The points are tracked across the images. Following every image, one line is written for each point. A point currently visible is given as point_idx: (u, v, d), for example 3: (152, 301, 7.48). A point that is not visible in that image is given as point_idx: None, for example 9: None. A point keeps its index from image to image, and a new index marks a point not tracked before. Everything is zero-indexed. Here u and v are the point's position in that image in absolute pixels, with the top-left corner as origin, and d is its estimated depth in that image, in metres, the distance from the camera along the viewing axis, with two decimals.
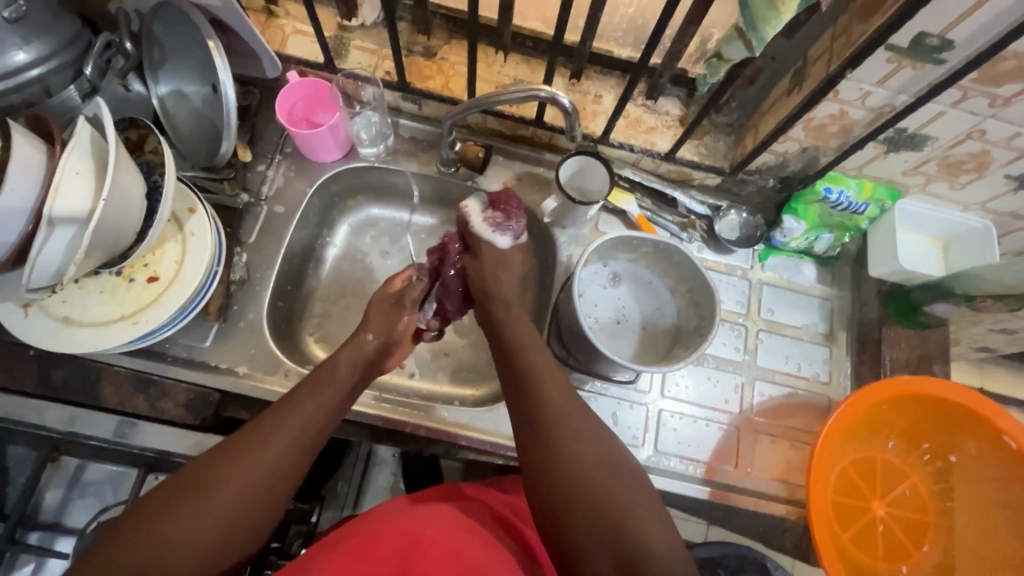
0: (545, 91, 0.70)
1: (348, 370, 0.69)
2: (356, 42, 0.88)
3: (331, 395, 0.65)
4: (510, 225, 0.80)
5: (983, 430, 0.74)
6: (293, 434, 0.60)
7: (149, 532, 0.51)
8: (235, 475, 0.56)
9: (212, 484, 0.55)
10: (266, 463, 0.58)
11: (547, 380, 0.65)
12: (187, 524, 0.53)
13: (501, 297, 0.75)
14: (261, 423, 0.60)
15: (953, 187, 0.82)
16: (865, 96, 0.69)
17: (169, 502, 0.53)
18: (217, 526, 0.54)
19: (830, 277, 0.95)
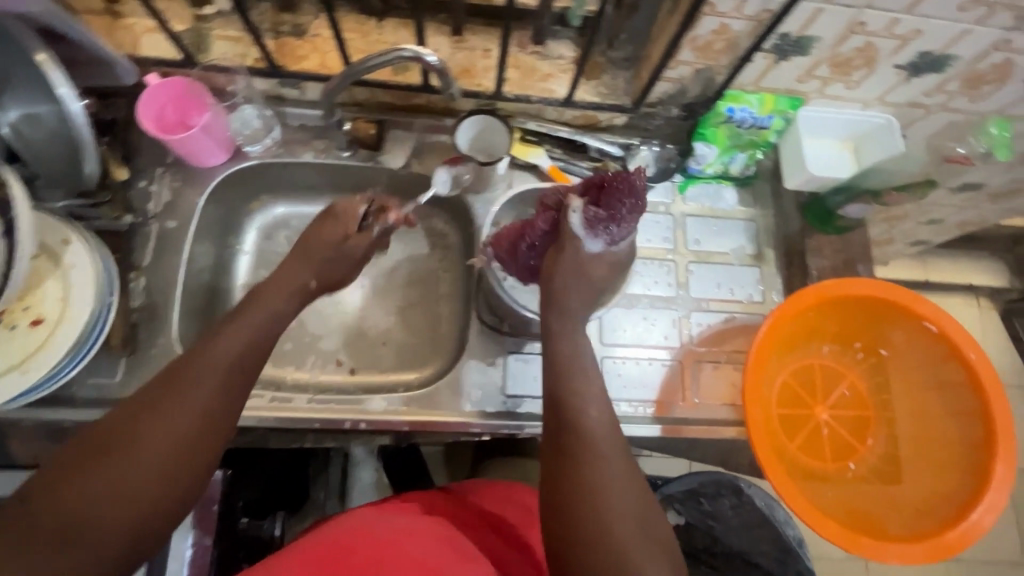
0: (408, 51, 0.66)
1: (269, 297, 0.64)
2: (217, 31, 0.81)
3: (258, 329, 0.60)
4: (609, 231, 0.64)
5: (907, 318, 0.76)
6: (225, 366, 0.56)
7: (64, 495, 0.47)
8: (160, 428, 0.51)
9: (132, 437, 0.50)
10: (195, 411, 0.53)
11: (590, 400, 0.61)
12: (116, 476, 0.48)
13: (569, 311, 0.66)
14: (183, 367, 0.55)
15: (849, 87, 0.81)
16: (741, 5, 0.67)
17: (87, 464, 0.49)
18: (144, 483, 0.49)
19: (751, 197, 0.95)
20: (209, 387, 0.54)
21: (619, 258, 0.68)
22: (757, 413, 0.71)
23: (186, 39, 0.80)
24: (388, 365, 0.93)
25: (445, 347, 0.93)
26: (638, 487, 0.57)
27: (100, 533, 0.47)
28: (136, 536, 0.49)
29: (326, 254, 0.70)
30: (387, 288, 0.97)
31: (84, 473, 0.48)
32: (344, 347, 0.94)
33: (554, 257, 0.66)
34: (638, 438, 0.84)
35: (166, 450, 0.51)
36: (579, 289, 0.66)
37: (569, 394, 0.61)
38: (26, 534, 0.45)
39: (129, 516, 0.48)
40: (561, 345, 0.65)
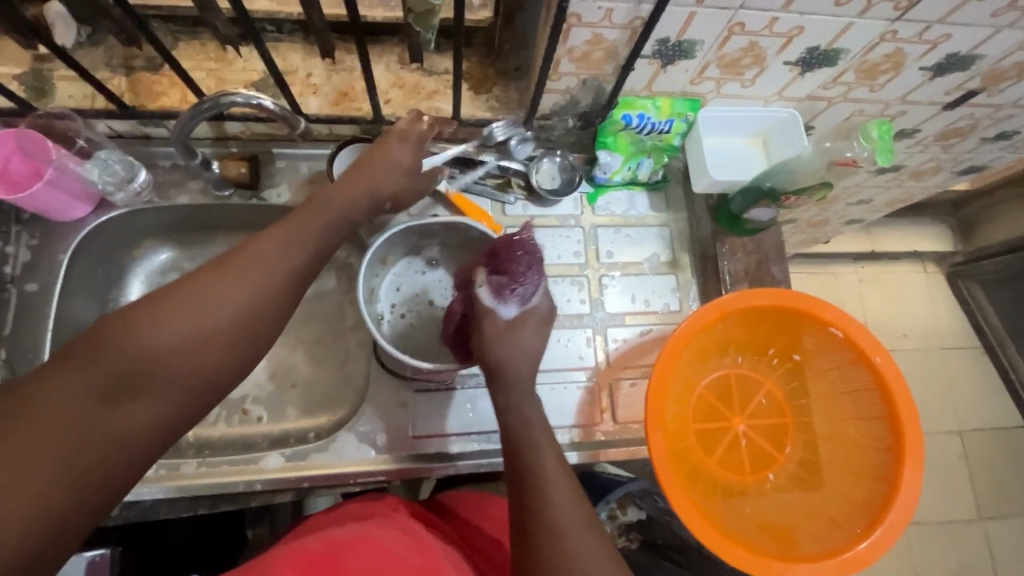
0: (240, 96, 0.62)
1: (349, 196, 0.62)
2: (60, 71, 0.74)
3: (333, 219, 0.60)
4: (517, 291, 0.66)
5: (815, 326, 0.74)
6: (293, 254, 0.55)
7: (126, 345, 0.46)
8: (227, 293, 0.50)
9: (203, 297, 0.49)
10: (266, 284, 0.52)
11: (552, 465, 0.57)
12: (178, 336, 0.47)
13: (517, 378, 0.64)
14: (258, 241, 0.54)
15: (745, 85, 0.78)
16: (609, 14, 0.62)
17: (157, 313, 0.48)
18: (203, 345, 0.48)
19: (663, 201, 0.92)
20: (282, 266, 0.54)
21: (547, 310, 0.68)
22: (661, 438, 0.67)
23: (26, 83, 0.73)
24: (298, 409, 0.88)
25: (355, 385, 0.89)
26: (613, 560, 0.53)
27: (162, 387, 0.47)
28: (187, 402, 0.48)
29: (385, 173, 0.65)
30: (292, 327, 0.92)
31: (151, 322, 0.47)
32: (250, 394, 0.88)
33: (478, 337, 0.66)
34: None
35: (232, 316, 0.50)
36: (519, 358, 0.64)
37: (534, 456, 0.58)
38: (86, 373, 0.45)
39: (185, 373, 0.48)
40: (512, 409, 0.62)
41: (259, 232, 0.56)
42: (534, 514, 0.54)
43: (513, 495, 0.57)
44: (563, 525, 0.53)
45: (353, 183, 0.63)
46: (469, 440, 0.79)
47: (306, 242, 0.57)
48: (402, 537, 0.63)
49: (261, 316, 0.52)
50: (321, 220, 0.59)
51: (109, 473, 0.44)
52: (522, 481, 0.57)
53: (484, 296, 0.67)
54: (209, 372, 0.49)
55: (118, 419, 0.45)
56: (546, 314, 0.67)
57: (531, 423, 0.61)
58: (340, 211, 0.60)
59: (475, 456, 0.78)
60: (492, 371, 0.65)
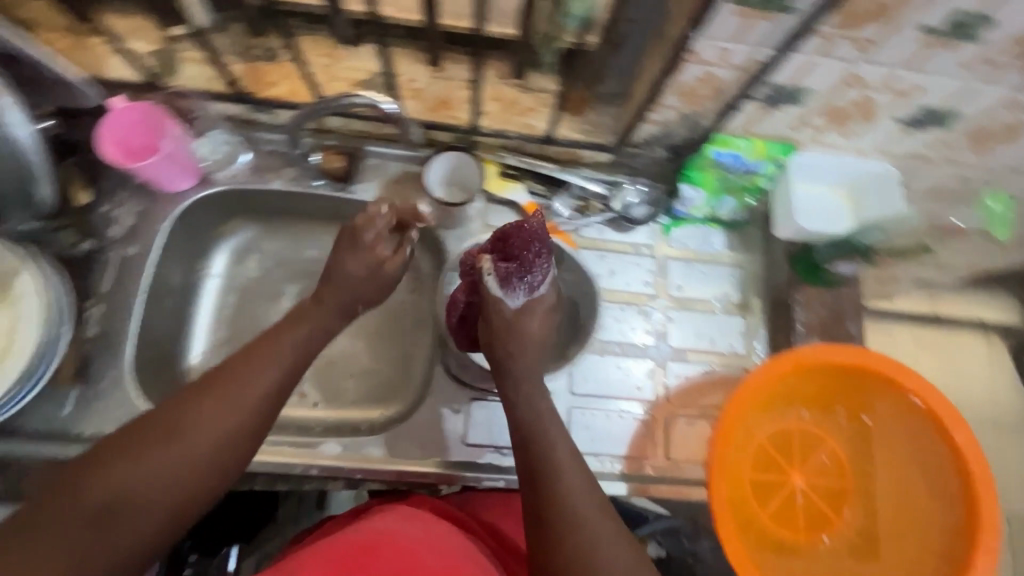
0: (364, 99, 0.64)
1: (323, 303, 0.65)
2: (186, 54, 0.78)
3: (310, 331, 0.62)
4: (526, 281, 0.64)
5: (893, 391, 0.72)
6: (271, 376, 0.57)
7: (101, 482, 0.47)
8: (205, 418, 0.52)
9: (180, 426, 0.51)
10: (246, 403, 0.54)
11: (565, 464, 0.56)
12: (156, 469, 0.49)
13: (525, 373, 0.64)
14: (236, 362, 0.56)
15: (846, 137, 0.77)
16: (727, 55, 0.62)
17: (132, 449, 0.49)
18: (181, 473, 0.50)
19: (739, 241, 0.90)
20: (262, 384, 0.56)
21: (553, 294, 0.68)
22: (723, 491, 0.67)
23: (153, 61, 0.78)
24: (353, 399, 0.89)
25: (410, 384, 0.90)
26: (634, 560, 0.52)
27: (137, 521, 0.48)
28: (162, 534, 0.49)
29: (354, 282, 0.66)
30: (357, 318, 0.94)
31: (130, 456, 0.49)
32: (309, 378, 0.90)
33: (488, 329, 0.66)
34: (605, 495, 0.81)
35: (208, 445, 0.51)
36: (529, 350, 0.65)
37: (545, 458, 0.56)
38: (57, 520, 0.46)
39: (160, 506, 0.49)
40: (524, 406, 0.61)
41: (234, 355, 0.58)
42: (559, 519, 0.53)
43: (529, 499, 0.56)
44: (588, 522, 0.53)
45: (328, 297, 0.65)
46: None
47: (287, 357, 0.58)
48: (421, 534, 0.62)
49: (239, 434, 0.53)
50: (300, 332, 0.61)
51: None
52: (537, 484, 0.55)
53: (491, 287, 0.65)
54: (189, 496, 0.50)
55: (89, 562, 0.46)
56: (551, 301, 0.67)
57: (544, 419, 0.60)
58: (316, 326, 0.62)
59: None
60: (501, 366, 0.65)
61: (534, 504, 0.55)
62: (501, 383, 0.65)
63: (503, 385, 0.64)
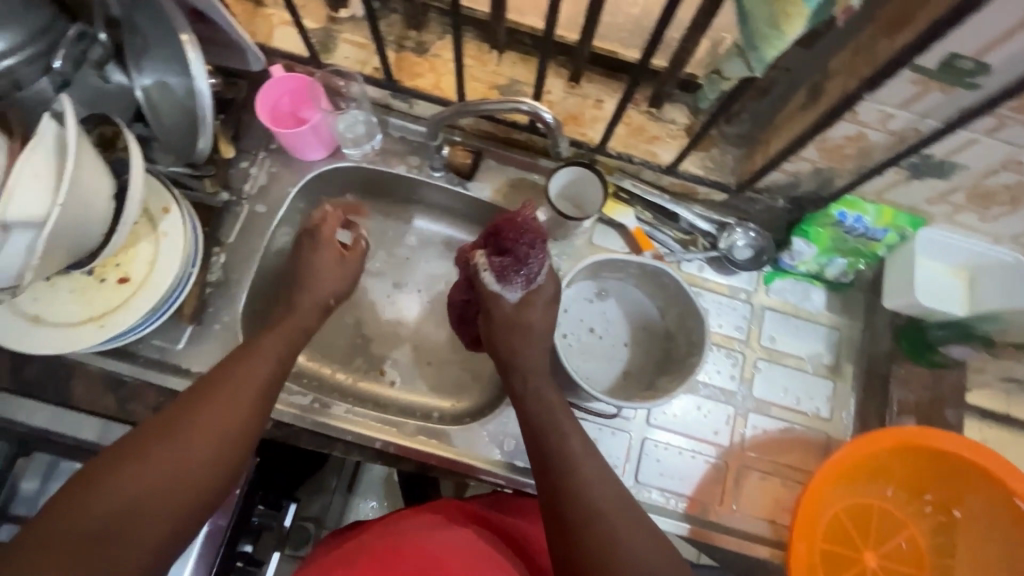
0: (528, 104, 0.68)
1: (302, 308, 0.73)
2: (345, 35, 0.84)
3: (289, 337, 0.70)
4: (522, 273, 0.69)
5: (991, 489, 0.68)
6: (259, 376, 0.64)
7: (110, 487, 0.51)
8: (204, 424, 0.57)
9: (184, 431, 0.56)
10: (239, 411, 0.60)
11: (582, 458, 0.60)
12: (163, 469, 0.53)
13: (527, 367, 0.68)
14: (228, 373, 0.63)
15: (984, 219, 0.74)
16: (886, 119, 0.62)
17: (134, 455, 0.53)
18: (186, 475, 0.54)
19: (841, 304, 0.88)
20: (251, 393, 0.62)
21: (551, 285, 0.72)
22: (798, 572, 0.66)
23: (315, 38, 0.84)
24: (428, 386, 0.91)
25: (485, 382, 0.91)
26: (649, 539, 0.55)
27: (150, 522, 0.51)
28: (173, 534, 0.52)
29: (326, 277, 0.77)
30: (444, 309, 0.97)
31: (139, 460, 0.53)
32: (391, 357, 0.92)
33: (490, 321, 0.71)
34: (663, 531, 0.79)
35: (208, 445, 0.56)
36: (533, 343, 0.69)
37: (558, 453, 0.60)
38: (70, 528, 0.48)
39: (170, 504, 0.53)
40: (536, 403, 0.66)
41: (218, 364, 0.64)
42: (578, 510, 0.56)
43: (547, 491, 0.59)
44: (606, 514, 0.55)
45: (301, 313, 0.73)
46: None
47: (269, 368, 0.65)
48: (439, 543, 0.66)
49: (236, 437, 0.59)
50: (281, 339, 0.69)
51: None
52: (553, 477, 0.59)
53: (489, 282, 0.70)
54: (195, 496, 0.54)
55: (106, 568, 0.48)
56: (546, 290, 0.71)
57: (554, 411, 0.64)
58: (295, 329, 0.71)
59: None
60: (507, 365, 0.69)
61: (553, 497, 0.58)
62: (507, 379, 0.69)
63: (509, 380, 0.69)
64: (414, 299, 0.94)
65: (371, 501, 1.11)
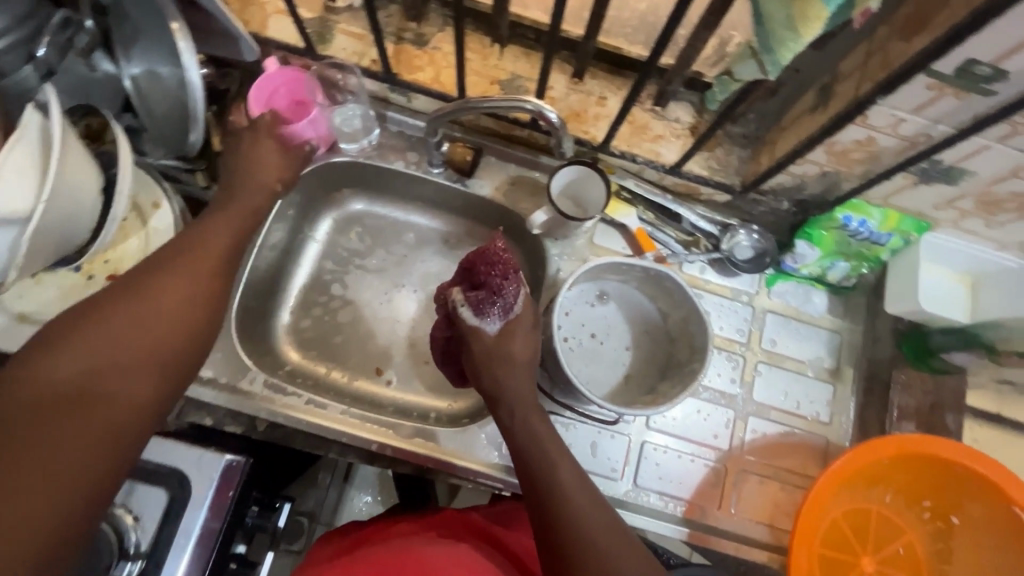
0: (532, 103, 0.66)
1: (257, 192, 0.68)
2: (342, 25, 0.82)
3: (252, 204, 0.67)
4: (498, 305, 0.67)
5: (992, 498, 0.68)
6: (224, 227, 0.62)
7: (99, 325, 0.49)
8: (165, 287, 0.54)
9: (141, 292, 0.52)
10: (195, 271, 0.56)
11: (571, 485, 0.56)
12: (147, 304, 0.52)
13: (514, 399, 0.63)
14: (180, 240, 0.59)
15: (990, 226, 0.73)
16: (897, 123, 0.61)
17: (111, 299, 0.51)
18: (153, 331, 0.51)
19: (843, 308, 0.87)
20: (207, 257, 0.58)
21: (530, 312, 0.69)
22: None
23: (312, 27, 0.81)
24: (425, 386, 0.90)
25: None
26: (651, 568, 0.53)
27: (147, 351, 0.50)
28: (174, 358, 0.52)
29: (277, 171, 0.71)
30: None
31: (98, 318, 0.49)
32: (387, 356, 0.90)
33: (470, 359, 0.68)
34: (661, 535, 0.79)
35: (188, 283, 0.55)
36: (520, 375, 0.65)
37: (547, 482, 0.56)
38: (63, 360, 0.47)
39: (164, 335, 0.51)
40: (522, 432, 0.61)
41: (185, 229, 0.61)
42: (569, 542, 0.53)
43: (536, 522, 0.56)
44: (598, 542, 0.53)
45: (254, 187, 0.68)
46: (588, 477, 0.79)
47: (234, 225, 0.63)
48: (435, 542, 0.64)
49: (199, 295, 0.55)
50: (245, 205, 0.66)
51: (107, 452, 0.45)
52: (543, 507, 0.55)
53: (466, 317, 0.68)
54: (178, 345, 0.52)
55: (116, 389, 0.47)
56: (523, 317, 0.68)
57: (543, 441, 0.60)
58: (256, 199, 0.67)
59: None
60: (494, 398, 0.65)
61: (545, 532, 0.54)
62: (495, 410, 0.65)
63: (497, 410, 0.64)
64: (412, 297, 0.92)
65: (365, 496, 1.11)
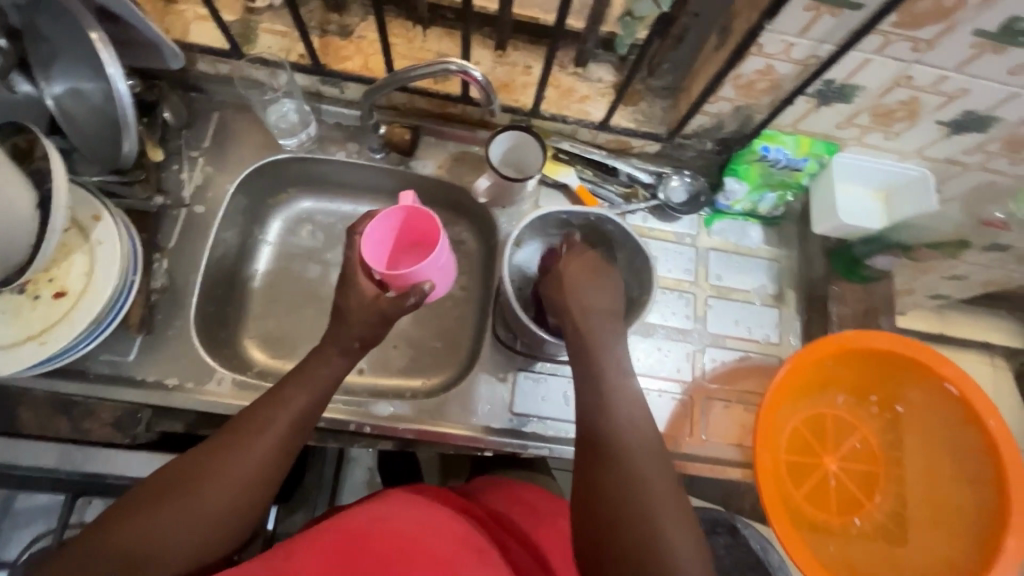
0: (456, 64, 0.69)
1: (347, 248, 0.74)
2: (264, 25, 0.83)
3: (324, 377, 0.66)
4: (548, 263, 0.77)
5: (927, 379, 0.74)
6: (291, 418, 0.62)
7: (135, 521, 0.54)
8: (216, 482, 0.57)
9: (190, 487, 0.56)
10: (249, 468, 0.58)
11: (639, 457, 0.58)
12: (182, 513, 0.55)
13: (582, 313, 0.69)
14: (245, 425, 0.61)
15: (888, 137, 0.80)
16: (789, 48, 0.67)
17: (157, 498, 0.55)
18: (192, 531, 0.55)
19: (777, 237, 0.94)
20: (264, 453, 0.60)
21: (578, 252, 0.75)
22: (770, 482, 0.72)
23: (235, 29, 0.82)
24: (396, 368, 0.91)
25: (453, 356, 0.92)
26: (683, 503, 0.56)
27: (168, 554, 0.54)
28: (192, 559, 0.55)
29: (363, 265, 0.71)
30: None
31: (143, 513, 0.54)
32: None
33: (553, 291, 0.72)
34: None
35: (227, 489, 0.57)
36: (578, 290, 0.71)
37: (613, 466, 0.57)
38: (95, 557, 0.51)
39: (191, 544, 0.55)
40: (597, 405, 0.62)
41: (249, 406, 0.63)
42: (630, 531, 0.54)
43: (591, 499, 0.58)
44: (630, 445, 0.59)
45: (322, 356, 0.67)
46: (564, 426, 0.81)
47: (299, 408, 0.63)
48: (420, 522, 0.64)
49: (232, 504, 0.57)
50: (316, 379, 0.65)
51: None
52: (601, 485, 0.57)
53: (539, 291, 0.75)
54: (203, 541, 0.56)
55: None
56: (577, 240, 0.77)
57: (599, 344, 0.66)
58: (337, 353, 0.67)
59: (567, 444, 0.80)
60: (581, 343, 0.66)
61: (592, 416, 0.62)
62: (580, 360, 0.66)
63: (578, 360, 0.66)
64: None
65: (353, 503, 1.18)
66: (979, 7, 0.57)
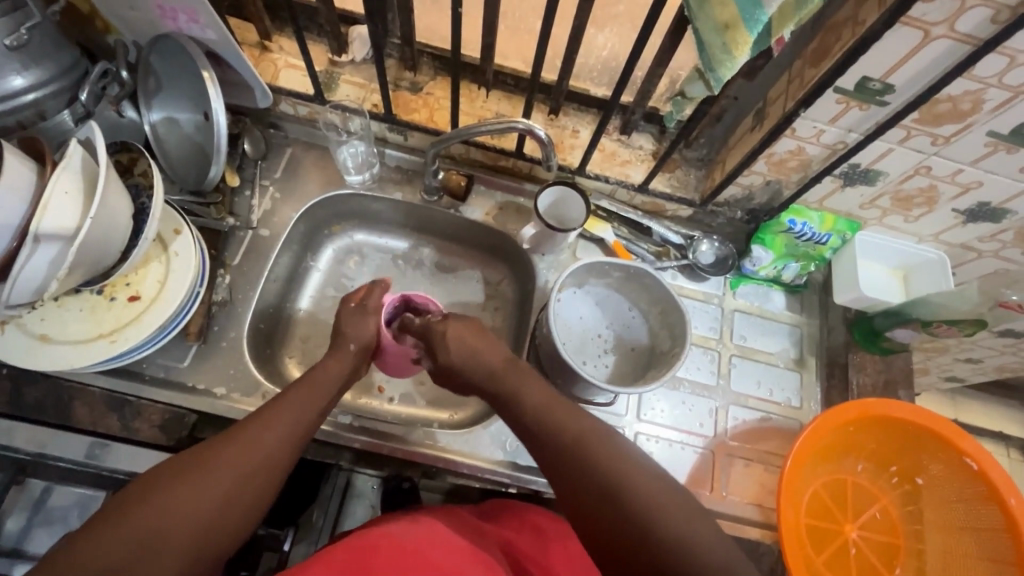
0: (522, 124, 0.76)
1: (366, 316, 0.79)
2: (345, 76, 0.93)
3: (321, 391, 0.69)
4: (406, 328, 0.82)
5: (948, 453, 0.77)
6: (295, 419, 0.64)
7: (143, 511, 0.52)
8: (222, 474, 0.56)
9: (198, 476, 0.55)
10: (256, 463, 0.59)
11: (616, 468, 0.57)
12: (193, 502, 0.54)
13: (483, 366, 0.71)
14: (253, 427, 0.61)
15: (907, 220, 0.87)
16: (819, 134, 0.75)
17: (168, 485, 0.54)
18: (191, 524, 0.53)
19: (799, 304, 0.98)
20: (270, 444, 0.60)
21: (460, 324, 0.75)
22: (795, 548, 0.72)
23: (319, 78, 0.92)
24: (426, 401, 0.94)
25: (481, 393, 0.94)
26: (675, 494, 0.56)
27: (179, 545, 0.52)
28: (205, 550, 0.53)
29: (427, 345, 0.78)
30: None
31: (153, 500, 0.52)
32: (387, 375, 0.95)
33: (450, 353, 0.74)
34: None
35: (235, 481, 0.56)
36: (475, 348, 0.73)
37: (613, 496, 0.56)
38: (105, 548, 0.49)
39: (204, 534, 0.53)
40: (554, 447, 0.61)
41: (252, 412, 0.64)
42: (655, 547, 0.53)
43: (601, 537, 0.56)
44: (608, 464, 0.58)
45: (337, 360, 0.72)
46: None
47: (302, 412, 0.65)
48: (424, 534, 0.66)
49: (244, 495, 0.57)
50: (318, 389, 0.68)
51: None
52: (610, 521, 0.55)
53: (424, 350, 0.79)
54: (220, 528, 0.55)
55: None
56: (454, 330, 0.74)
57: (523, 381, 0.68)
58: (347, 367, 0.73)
59: None
60: (508, 395, 0.68)
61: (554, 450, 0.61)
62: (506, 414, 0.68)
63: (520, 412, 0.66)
64: None
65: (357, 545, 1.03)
66: (992, 112, 0.65)
